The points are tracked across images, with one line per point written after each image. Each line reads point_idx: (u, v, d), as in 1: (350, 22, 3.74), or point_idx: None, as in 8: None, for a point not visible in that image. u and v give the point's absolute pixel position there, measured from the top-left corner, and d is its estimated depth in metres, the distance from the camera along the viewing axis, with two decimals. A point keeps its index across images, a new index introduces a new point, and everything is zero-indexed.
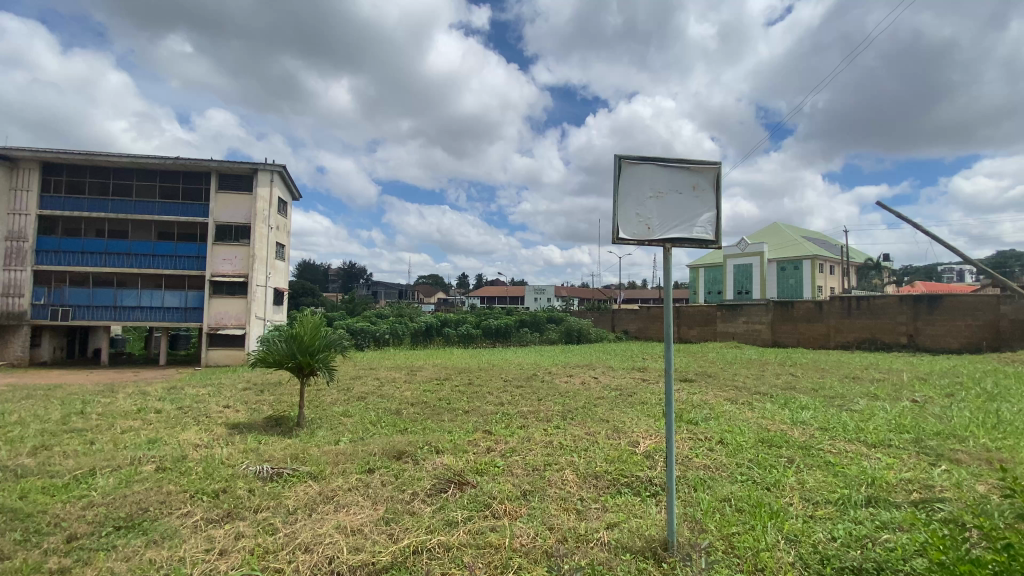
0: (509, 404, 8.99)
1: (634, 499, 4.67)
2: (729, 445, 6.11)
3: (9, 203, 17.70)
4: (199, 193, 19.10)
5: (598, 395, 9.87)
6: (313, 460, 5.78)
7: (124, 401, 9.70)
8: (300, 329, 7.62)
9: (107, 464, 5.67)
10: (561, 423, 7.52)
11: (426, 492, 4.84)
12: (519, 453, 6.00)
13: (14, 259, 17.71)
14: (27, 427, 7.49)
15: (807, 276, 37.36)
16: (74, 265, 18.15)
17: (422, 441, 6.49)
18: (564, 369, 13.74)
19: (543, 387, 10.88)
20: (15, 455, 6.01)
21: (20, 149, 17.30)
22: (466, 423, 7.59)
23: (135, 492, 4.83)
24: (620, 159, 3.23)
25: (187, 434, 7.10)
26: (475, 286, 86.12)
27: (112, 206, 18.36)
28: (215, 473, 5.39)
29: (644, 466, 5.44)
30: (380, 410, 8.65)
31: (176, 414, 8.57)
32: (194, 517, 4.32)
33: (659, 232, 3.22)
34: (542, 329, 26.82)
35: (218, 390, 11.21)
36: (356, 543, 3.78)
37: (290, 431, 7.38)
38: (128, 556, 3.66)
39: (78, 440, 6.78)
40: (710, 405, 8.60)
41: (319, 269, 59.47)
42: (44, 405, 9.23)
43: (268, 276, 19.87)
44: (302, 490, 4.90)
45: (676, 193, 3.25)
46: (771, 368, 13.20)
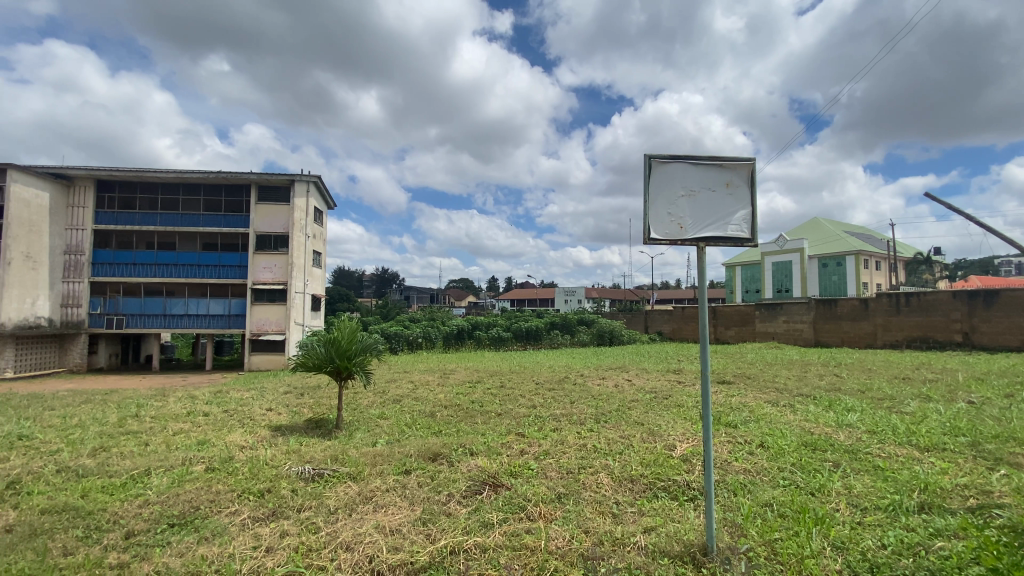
0: (542, 407, 8.98)
1: (671, 503, 4.60)
2: (770, 449, 5.93)
3: (67, 220, 18.91)
4: (240, 205, 19.93)
5: (633, 397, 9.74)
6: (352, 461, 5.94)
7: (174, 405, 10.18)
8: (339, 334, 7.87)
9: (161, 465, 5.98)
10: (595, 426, 7.46)
11: (461, 493, 4.90)
12: (552, 455, 5.99)
13: (72, 271, 18.91)
14: (87, 430, 7.97)
15: (850, 273, 35.80)
16: (128, 276, 19.21)
17: (456, 443, 6.57)
18: (597, 372, 13.62)
19: (576, 390, 10.79)
20: (77, 456, 6.42)
21: (77, 168, 18.47)
22: (498, 426, 7.64)
23: (187, 491, 5.08)
24: (649, 158, 3.21)
25: (233, 436, 7.41)
26: (505, 288, 86.50)
27: (161, 219, 19.36)
28: (260, 473, 5.60)
29: (681, 470, 5.35)
30: (416, 413, 8.81)
31: (223, 416, 8.96)
32: (241, 515, 4.51)
33: (692, 231, 3.17)
34: (573, 331, 26.65)
35: (261, 393, 11.66)
36: (395, 543, 3.86)
37: (330, 433, 7.60)
38: (182, 552, 3.85)
39: (133, 442, 7.18)
40: (750, 408, 8.34)
41: (353, 275, 61.02)
42: (103, 409, 9.80)
43: (305, 283, 20.56)
44: (342, 490, 5.05)
45: (708, 190, 3.20)
46: (814, 369, 12.73)
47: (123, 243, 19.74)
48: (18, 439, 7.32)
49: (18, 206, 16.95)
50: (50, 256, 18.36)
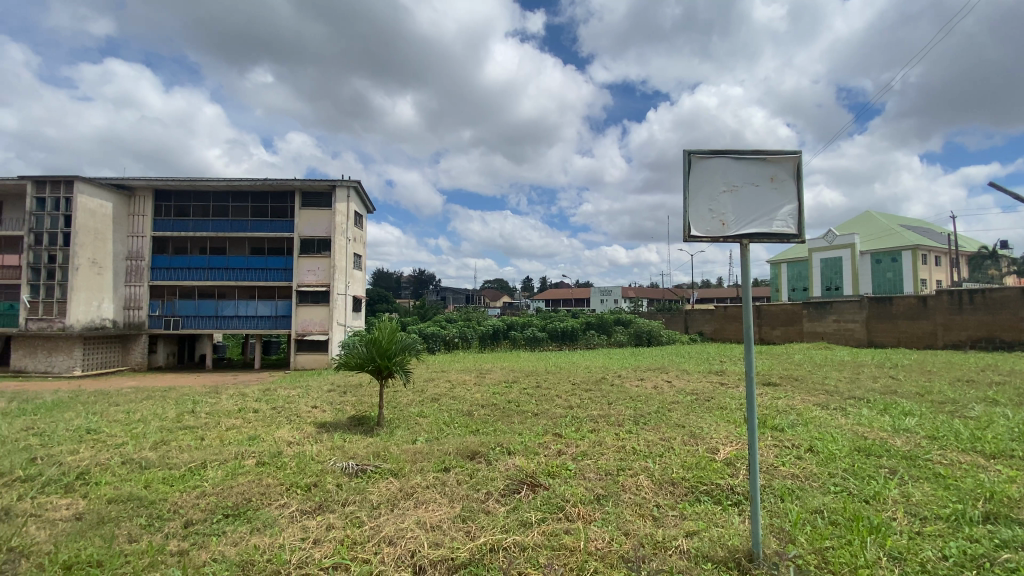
0: (579, 408, 8.91)
1: (714, 508, 4.48)
2: (820, 454, 5.68)
3: (129, 227, 20.20)
4: (285, 211, 20.75)
5: (673, 399, 9.53)
6: (393, 458, 6.08)
7: (226, 402, 10.71)
8: (379, 334, 8.08)
9: (216, 458, 6.30)
10: (634, 428, 7.35)
11: (500, 492, 4.94)
12: (590, 457, 5.94)
13: (133, 276, 20.18)
14: (149, 424, 8.50)
15: (907, 269, 33.78)
16: (183, 279, 20.32)
17: (493, 442, 6.61)
18: (635, 372, 13.40)
19: (614, 391, 10.65)
20: (140, 449, 6.86)
21: (137, 178, 19.69)
22: (535, 426, 7.65)
23: (239, 484, 5.35)
24: (688, 154, 3.15)
25: (281, 432, 7.72)
26: (540, 289, 86.36)
27: (213, 226, 20.38)
28: (307, 468, 5.82)
29: (725, 474, 5.20)
30: (453, 412, 8.92)
31: (271, 413, 9.36)
32: (290, 508, 4.71)
33: (734, 228, 3.09)
34: (610, 331, 26.28)
35: (306, 391, 12.09)
36: (435, 539, 3.94)
37: (371, 430, 7.81)
38: (236, 542, 4.05)
39: (190, 436, 7.60)
40: (797, 411, 8.02)
41: (391, 277, 62.49)
42: (162, 405, 10.42)
43: (347, 284, 21.20)
44: (384, 486, 5.18)
45: (751, 185, 3.10)
46: (867, 370, 12.09)
47: (179, 249, 20.90)
48: (89, 432, 7.89)
49: (84, 215, 18.28)
50: (113, 262, 19.68)
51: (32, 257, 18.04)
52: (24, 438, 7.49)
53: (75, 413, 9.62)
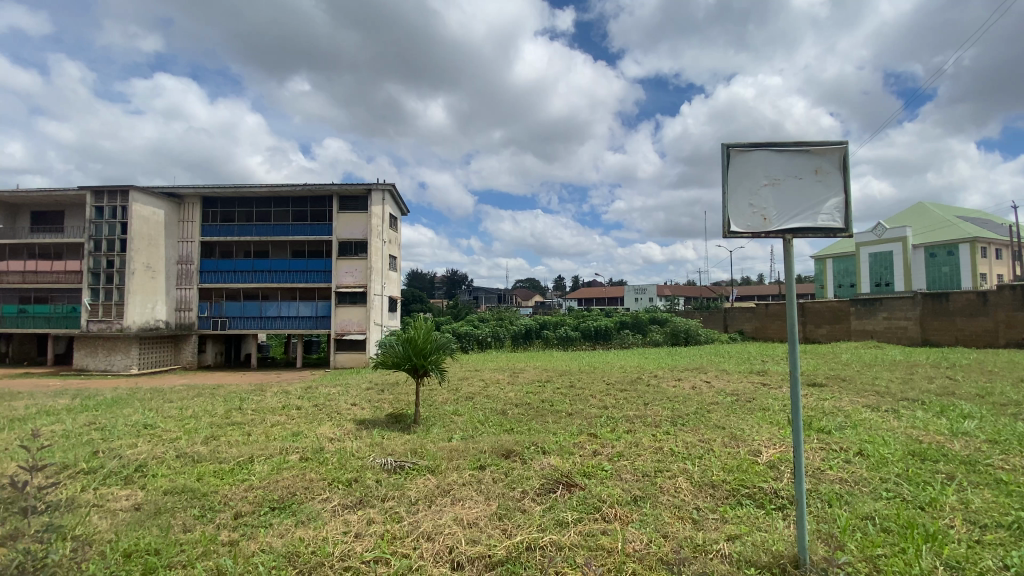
0: (615, 408, 8.80)
1: (757, 512, 4.35)
2: (870, 458, 5.42)
3: (179, 233, 21.28)
4: (323, 214, 21.38)
5: (712, 400, 9.28)
6: (430, 455, 6.18)
7: (271, 399, 11.15)
8: (415, 333, 8.23)
9: (263, 453, 6.58)
10: (671, 429, 7.21)
11: (535, 491, 4.94)
12: (627, 458, 5.86)
13: (184, 279, 21.24)
14: (201, 420, 8.96)
15: (965, 262, 31.79)
16: (229, 282, 21.24)
17: (528, 441, 6.63)
18: (672, 372, 13.16)
19: (650, 391, 10.47)
20: (193, 443, 7.25)
21: (186, 186, 20.71)
22: (570, 425, 7.62)
23: (285, 478, 5.57)
24: (727, 148, 3.07)
25: (322, 428, 7.98)
26: (573, 288, 85.87)
27: (256, 230, 21.23)
28: (348, 464, 5.99)
29: (768, 477, 5.04)
30: (488, 410, 8.98)
31: (313, 410, 9.69)
32: (332, 502, 4.86)
33: (777, 223, 2.98)
34: (645, 330, 25.83)
35: (345, 389, 12.44)
36: (473, 535, 3.98)
37: (409, 427, 7.96)
38: (282, 533, 4.22)
39: (238, 432, 7.96)
40: (845, 412, 7.69)
41: (425, 277, 63.57)
42: (212, 402, 10.96)
43: (383, 285, 21.68)
44: (421, 482, 5.27)
45: (794, 177, 2.99)
46: (921, 370, 11.46)
47: (225, 253, 21.86)
48: (147, 427, 8.37)
49: (138, 222, 19.39)
50: (166, 266, 20.78)
51: (93, 262, 19.27)
52: (89, 432, 8.02)
53: (134, 409, 10.23)
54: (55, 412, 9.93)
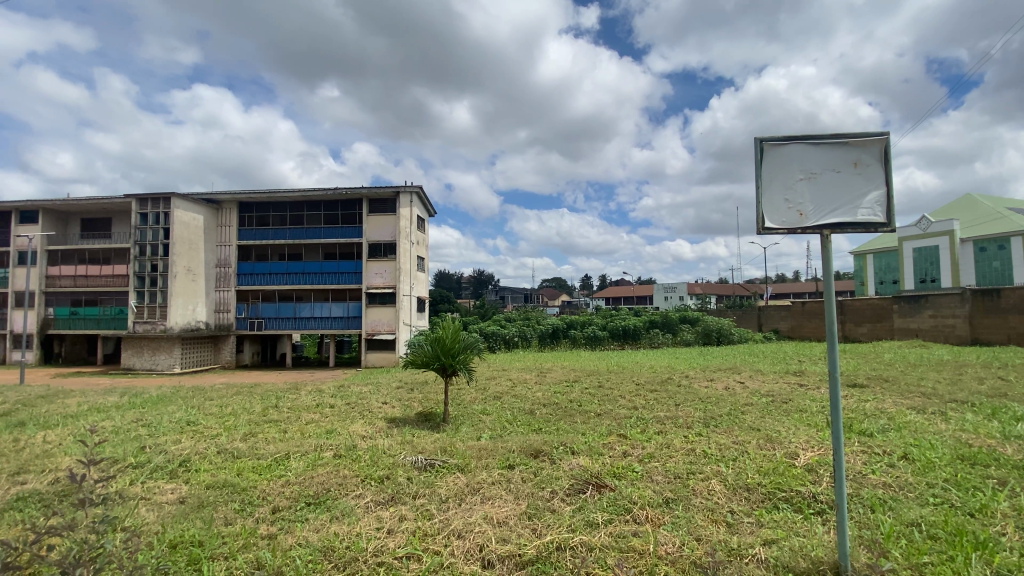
0: (645, 409, 8.68)
1: (794, 516, 4.23)
2: (916, 462, 5.18)
3: (217, 237, 22.10)
4: (353, 217, 21.85)
5: (746, 402, 9.03)
6: (460, 453, 6.23)
7: (305, 398, 11.47)
8: (443, 332, 8.31)
9: (298, 450, 6.78)
10: (704, 430, 7.07)
11: (565, 491, 4.92)
12: (658, 459, 5.77)
13: (222, 281, 22.05)
14: (240, 417, 9.31)
15: (1017, 257, 29.70)
16: (265, 284, 21.92)
17: (557, 441, 6.62)
18: (703, 373, 12.90)
19: (682, 392, 10.28)
20: (233, 439, 7.54)
21: (223, 192, 21.50)
22: (599, 426, 7.56)
23: (319, 474, 5.71)
24: (759, 142, 3.00)
25: (354, 426, 8.15)
26: (600, 287, 85.10)
27: (290, 233, 21.86)
28: (379, 461, 6.11)
29: (806, 481, 4.88)
30: (516, 410, 9.00)
31: (345, 408, 9.92)
32: (365, 498, 4.96)
33: (813, 218, 2.89)
34: (675, 330, 25.37)
35: (376, 388, 12.70)
36: (503, 534, 4.00)
37: (438, 426, 8.05)
38: (318, 528, 4.32)
39: (275, 429, 8.23)
40: (889, 415, 7.36)
41: (452, 278, 64.26)
42: (250, 400, 11.36)
43: (411, 286, 22.00)
44: (452, 480, 5.32)
45: (832, 171, 2.89)
46: (971, 371, 10.88)
47: (261, 256, 22.58)
48: (189, 424, 8.74)
49: (180, 227, 20.24)
50: (205, 269, 21.62)
51: (138, 266, 20.25)
52: (136, 428, 8.43)
53: (178, 406, 10.70)
54: (105, 409, 10.48)
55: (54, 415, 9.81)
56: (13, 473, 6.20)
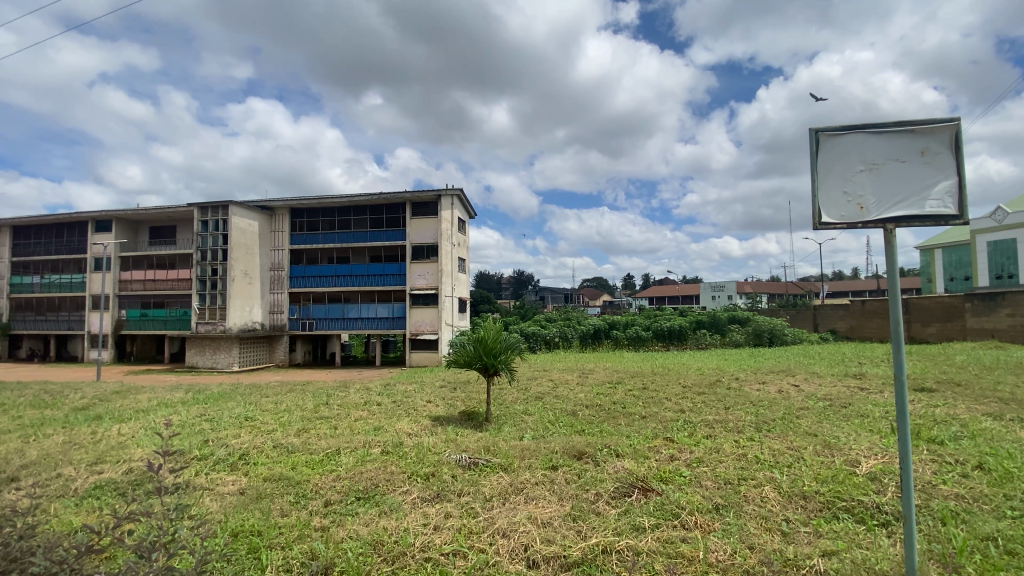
0: (692, 412, 8.44)
1: (856, 527, 4.01)
2: (993, 473, 4.79)
3: (271, 242, 23.21)
4: (397, 221, 22.42)
5: (802, 406, 8.60)
6: (503, 453, 6.28)
7: (354, 395, 11.88)
8: (485, 333, 8.39)
9: (348, 446, 7.02)
10: (756, 435, 6.79)
11: (609, 494, 4.86)
12: (707, 464, 5.60)
13: (275, 284, 23.14)
14: (293, 413, 9.75)
15: None
16: (315, 286, 22.83)
17: (600, 443, 6.54)
18: (754, 375, 12.39)
19: (731, 395, 9.93)
20: (288, 434, 7.90)
21: (276, 199, 22.56)
22: (644, 429, 7.41)
23: (368, 470, 5.90)
24: (815, 133, 2.86)
25: (401, 424, 8.36)
26: (643, 286, 83.37)
27: (337, 237, 22.68)
28: (425, 459, 6.23)
29: (869, 490, 4.60)
30: (559, 411, 8.96)
31: (392, 406, 10.18)
32: (412, 494, 5.08)
33: (876, 212, 2.72)
34: (724, 331, 24.48)
35: (420, 387, 12.97)
36: (547, 535, 3.99)
37: (481, 425, 8.15)
38: (368, 522, 4.46)
39: (326, 425, 8.56)
40: (962, 421, 6.83)
41: (493, 279, 64.78)
42: (302, 397, 11.86)
43: (453, 287, 22.30)
44: (495, 479, 5.37)
45: (896, 161, 2.72)
46: None
47: (311, 260, 23.59)
48: (248, 419, 9.23)
49: (237, 233, 21.42)
50: (260, 272, 22.76)
51: (200, 270, 21.55)
52: (200, 422, 8.99)
53: (237, 402, 11.33)
54: (172, 404, 11.23)
55: (127, 410, 10.61)
56: (93, 462, 6.74)
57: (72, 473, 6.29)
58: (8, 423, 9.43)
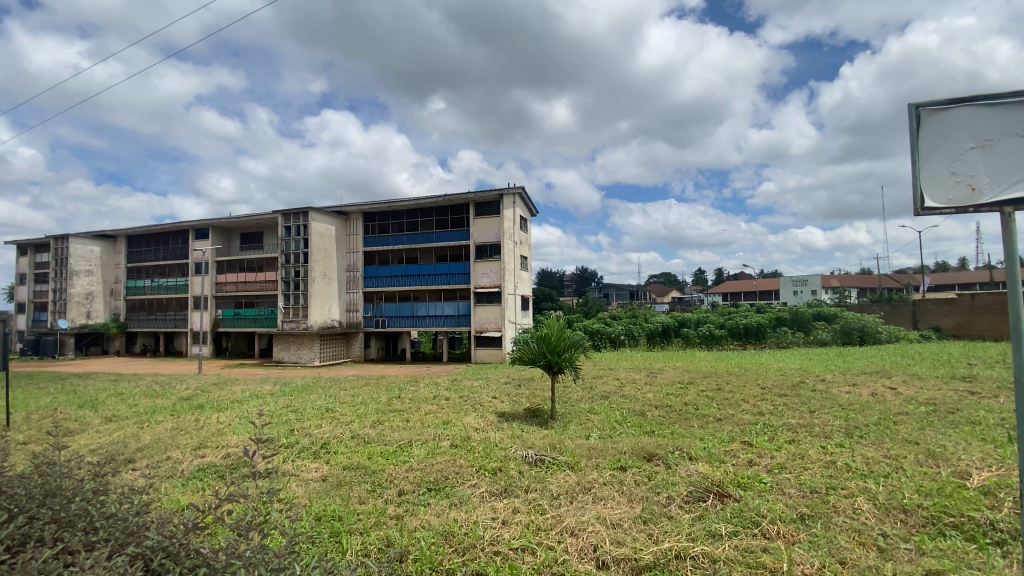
0: (772, 415, 7.93)
1: (966, 545, 3.58)
2: None
3: (346, 245, 24.63)
4: (462, 221, 22.94)
5: (900, 410, 7.85)
6: (570, 451, 6.25)
7: (424, 390, 12.31)
8: (548, 331, 8.37)
9: (420, 438, 7.29)
10: (846, 441, 6.27)
11: (682, 498, 4.68)
12: (791, 471, 5.24)
13: (351, 284, 24.51)
14: (370, 406, 10.30)
15: None
16: (386, 285, 23.89)
17: (672, 445, 6.32)
18: (843, 377, 11.42)
19: (816, 398, 9.22)
20: (365, 426, 8.35)
21: (349, 204, 23.85)
22: (719, 431, 7.09)
23: (438, 462, 6.10)
24: (914, 109, 2.61)
25: (468, 418, 8.56)
26: (715, 281, 79.40)
27: (406, 238, 23.60)
28: (492, 454, 6.34)
29: (981, 506, 4.09)
30: (626, 410, 8.77)
31: (460, 401, 10.46)
32: (481, 488, 5.19)
33: (990, 193, 2.37)
34: (807, 328, 22.79)
35: (487, 383, 13.21)
36: (618, 536, 3.92)
37: (547, 422, 8.15)
38: (439, 513, 4.61)
39: (398, 417, 8.97)
40: None
41: (556, 276, 64.61)
42: (376, 391, 12.48)
43: (516, 285, 22.48)
44: (562, 477, 5.36)
45: (1016, 135, 2.37)
46: None
47: (383, 261, 24.73)
48: (327, 411, 9.86)
49: (316, 237, 22.92)
50: (337, 273, 24.18)
51: (285, 272, 23.27)
52: (287, 413, 9.72)
53: (318, 395, 12.14)
54: (262, 396, 12.22)
55: (224, 400, 11.67)
56: (196, 447, 7.49)
57: (181, 456, 7.03)
58: (128, 410, 10.71)
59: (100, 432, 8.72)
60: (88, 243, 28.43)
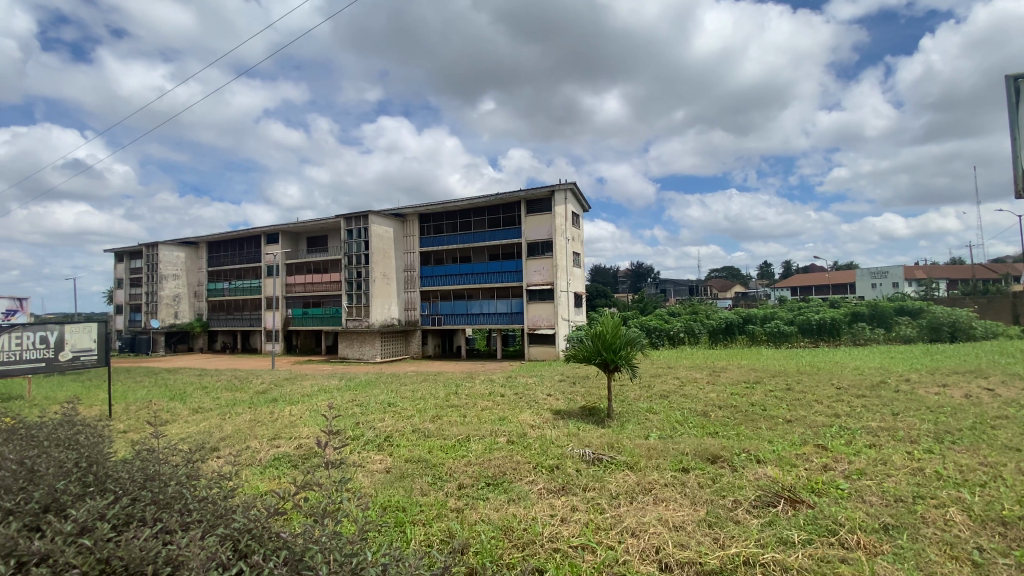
0: (849, 418, 7.41)
1: None
2: None
3: (404, 246, 25.49)
4: (514, 220, 23.06)
5: (999, 414, 7.11)
6: (628, 451, 6.15)
7: (479, 386, 12.50)
8: (603, 328, 8.24)
9: (477, 434, 7.43)
10: (935, 447, 5.76)
11: (750, 502, 4.49)
12: (871, 477, 4.88)
13: (408, 283, 25.32)
14: (427, 401, 10.60)
15: None
16: (442, 284, 24.48)
17: (737, 448, 6.06)
18: (931, 377, 10.46)
19: (900, 399, 8.52)
20: (423, 421, 8.61)
21: (406, 206, 24.62)
22: (789, 434, 6.71)
23: (496, 458, 6.20)
24: (1011, 83, 2.34)
25: (524, 415, 8.63)
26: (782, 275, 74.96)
27: (459, 238, 24.04)
28: (549, 451, 6.35)
29: None
30: (687, 410, 8.49)
31: (515, 398, 10.53)
32: (538, 485, 5.22)
33: None
34: (889, 324, 21.00)
35: (542, 380, 13.22)
36: (680, 539, 3.82)
37: (603, 421, 8.04)
38: (498, 508, 4.69)
39: (456, 413, 9.17)
40: None
41: (610, 272, 63.49)
42: (433, 387, 12.83)
43: (568, 282, 22.34)
44: (621, 477, 5.29)
45: None
46: None
47: (438, 260, 25.31)
48: (389, 405, 10.26)
49: (375, 239, 23.87)
50: (396, 273, 25.05)
51: (347, 273, 24.40)
52: (352, 407, 10.21)
53: (381, 390, 12.66)
54: (329, 390, 12.94)
55: (295, 394, 12.45)
56: (272, 437, 8.05)
57: (259, 446, 7.58)
58: (212, 402, 11.66)
59: (188, 422, 9.56)
60: (175, 249, 31.16)
